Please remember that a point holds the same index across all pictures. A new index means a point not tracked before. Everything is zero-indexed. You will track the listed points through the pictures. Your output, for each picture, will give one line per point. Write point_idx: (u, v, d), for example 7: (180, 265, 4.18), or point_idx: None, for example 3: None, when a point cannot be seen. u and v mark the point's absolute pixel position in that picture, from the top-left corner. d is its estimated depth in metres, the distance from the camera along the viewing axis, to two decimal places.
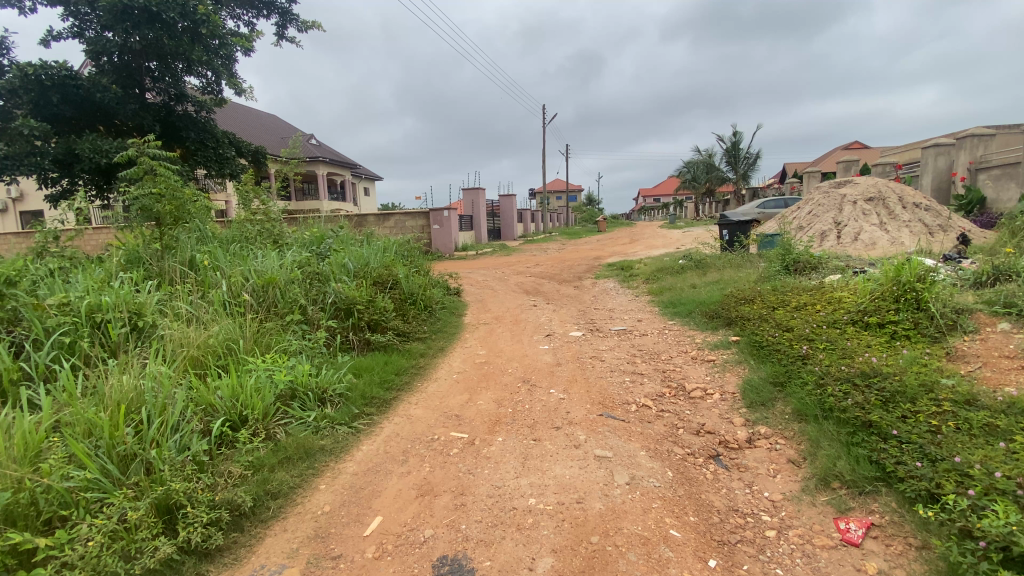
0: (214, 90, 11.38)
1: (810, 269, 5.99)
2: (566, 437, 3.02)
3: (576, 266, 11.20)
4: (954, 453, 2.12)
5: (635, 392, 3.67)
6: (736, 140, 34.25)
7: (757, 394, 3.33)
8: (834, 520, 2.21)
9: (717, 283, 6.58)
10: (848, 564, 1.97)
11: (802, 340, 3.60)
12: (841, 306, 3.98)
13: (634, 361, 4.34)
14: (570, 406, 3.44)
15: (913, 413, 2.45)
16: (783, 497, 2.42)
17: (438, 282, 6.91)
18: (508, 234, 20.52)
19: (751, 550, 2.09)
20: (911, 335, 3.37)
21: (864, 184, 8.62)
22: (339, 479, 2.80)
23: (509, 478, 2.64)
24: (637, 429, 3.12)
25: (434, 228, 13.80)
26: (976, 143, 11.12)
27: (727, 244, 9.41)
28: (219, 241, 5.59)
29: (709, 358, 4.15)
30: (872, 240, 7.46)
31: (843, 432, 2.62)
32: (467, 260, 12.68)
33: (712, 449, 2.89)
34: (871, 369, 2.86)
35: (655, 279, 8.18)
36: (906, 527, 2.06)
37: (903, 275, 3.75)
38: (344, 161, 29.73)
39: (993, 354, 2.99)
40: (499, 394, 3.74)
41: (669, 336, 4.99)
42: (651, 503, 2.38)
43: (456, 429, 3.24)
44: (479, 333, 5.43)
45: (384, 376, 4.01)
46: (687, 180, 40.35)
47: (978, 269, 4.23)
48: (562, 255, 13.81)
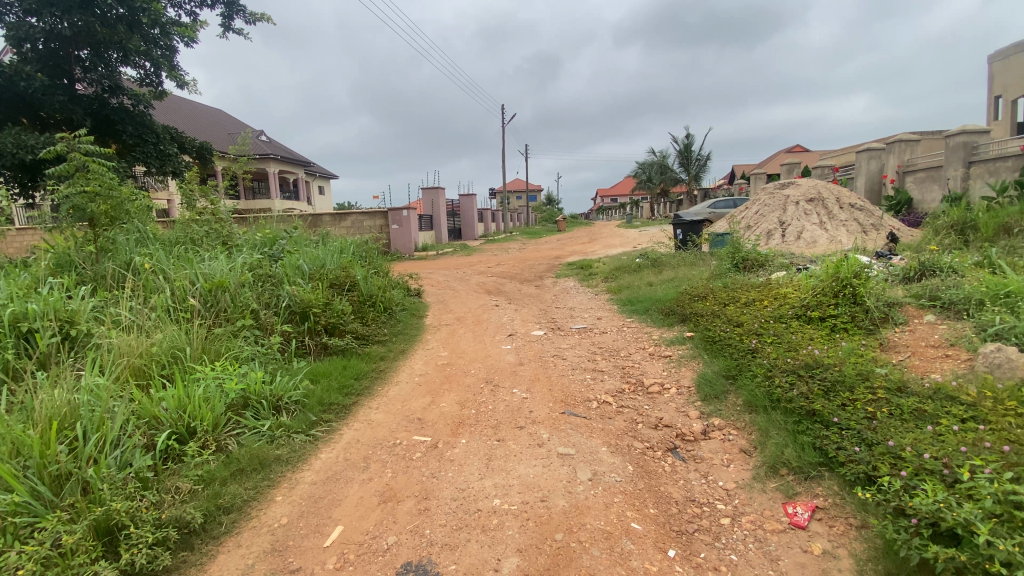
0: (153, 83, 10.76)
1: (757, 267, 6.28)
2: (530, 436, 3.04)
3: (536, 265, 11.30)
4: (888, 437, 2.27)
5: (596, 389, 3.75)
6: (688, 142, 35.49)
7: (711, 388, 3.48)
8: (783, 505, 2.34)
9: (672, 280, 6.80)
10: (797, 546, 2.10)
11: (751, 334, 3.77)
12: (786, 301, 4.18)
13: (595, 359, 4.41)
14: (533, 405, 3.47)
15: (852, 401, 2.61)
16: (736, 485, 2.54)
17: (399, 283, 6.78)
18: (468, 234, 20.40)
19: (707, 538, 2.18)
20: (849, 328, 3.59)
21: (805, 185, 9.12)
22: (296, 490, 2.72)
23: (474, 479, 2.63)
24: (598, 425, 3.18)
25: (393, 228, 13.57)
26: (903, 148, 11.96)
27: (680, 244, 9.67)
28: (161, 243, 5.28)
29: (665, 354, 4.29)
30: (813, 239, 7.92)
31: (790, 421, 2.77)
32: (426, 261, 12.50)
33: (670, 442, 2.98)
34: (814, 361, 3.02)
35: (615, 277, 8.36)
36: (847, 509, 2.20)
37: (842, 272, 4.01)
38: (297, 159, 28.71)
39: (920, 344, 3.23)
40: (461, 396, 3.71)
41: (627, 333, 5.13)
42: (613, 498, 2.43)
43: (418, 433, 3.21)
44: (441, 335, 5.36)
45: (343, 381, 3.91)
46: (642, 182, 41.42)
47: (908, 265, 4.54)
48: (523, 254, 13.93)
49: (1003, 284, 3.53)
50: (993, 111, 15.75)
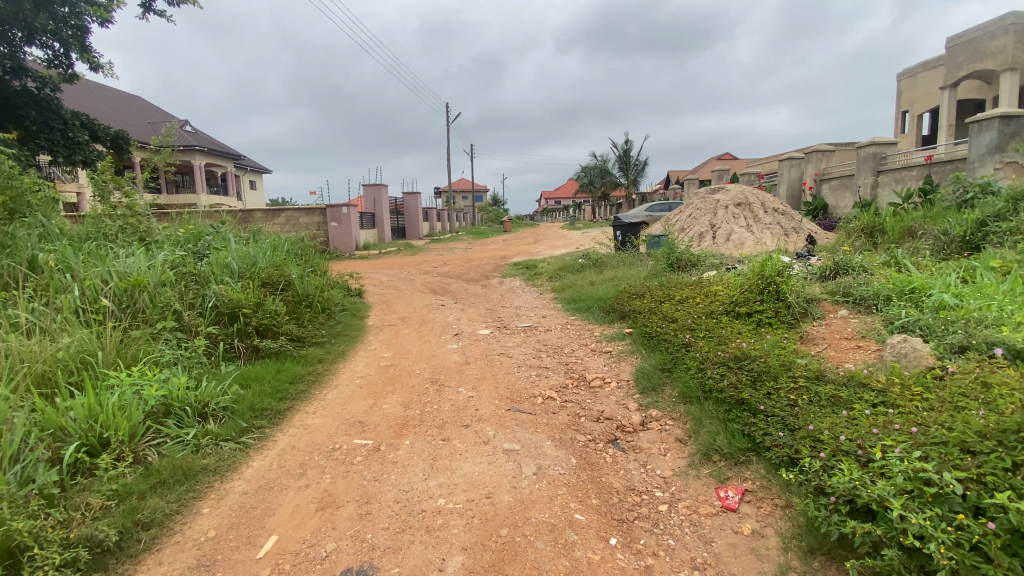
0: (63, 65, 9.73)
1: (690, 266, 6.59)
2: (476, 434, 3.02)
3: (482, 265, 11.28)
4: (808, 422, 2.43)
5: (541, 385, 3.79)
6: (628, 148, 36.77)
7: (648, 380, 3.63)
8: (716, 490, 2.48)
9: (612, 280, 7.01)
10: (728, 528, 2.24)
11: (685, 329, 3.96)
12: (717, 298, 4.43)
13: (540, 356, 4.46)
14: (479, 403, 3.45)
15: (776, 389, 2.78)
16: (673, 473, 2.68)
17: (338, 283, 6.54)
18: (412, 233, 20.05)
19: (646, 525, 2.28)
20: (773, 323, 3.84)
21: (734, 191, 9.68)
22: (225, 501, 2.54)
23: (418, 480, 2.58)
24: (543, 420, 3.22)
25: (333, 226, 13.07)
26: (820, 158, 13.00)
27: (620, 244, 9.99)
28: (68, 239, 4.78)
29: (606, 350, 4.42)
30: (740, 241, 8.44)
31: (721, 410, 2.92)
32: (368, 260, 12.15)
33: (610, 434, 3.09)
34: (743, 353, 3.20)
35: (559, 276, 8.51)
36: (772, 490, 2.35)
37: (767, 271, 4.29)
38: (227, 152, 27.03)
39: (836, 337, 3.52)
40: (405, 397, 3.64)
41: (571, 331, 5.23)
42: (557, 490, 2.47)
43: (360, 436, 3.11)
44: (384, 335, 5.23)
45: (277, 385, 3.71)
46: (585, 185, 42.45)
47: (824, 265, 4.92)
48: (468, 254, 13.89)
49: (906, 282, 3.90)
50: (899, 125, 17.39)
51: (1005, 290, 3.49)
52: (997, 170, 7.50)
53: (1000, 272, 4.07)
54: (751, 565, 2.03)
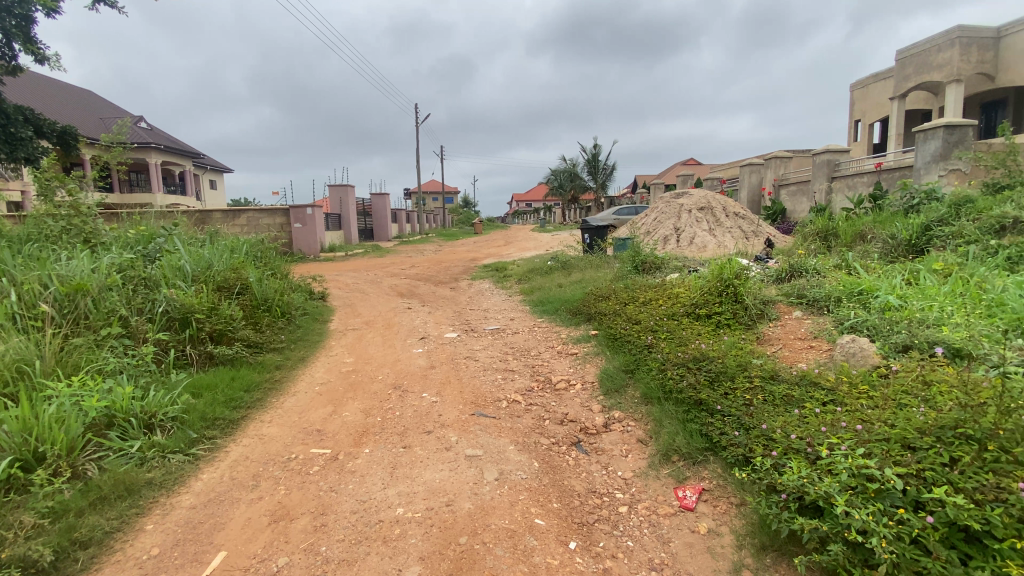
0: (7, 57, 9.17)
1: (655, 269, 6.71)
2: (438, 440, 2.98)
3: (451, 267, 11.20)
4: (762, 421, 2.50)
5: (506, 388, 3.78)
6: (597, 152, 37.28)
7: (612, 382, 3.66)
8: (675, 490, 2.52)
9: (579, 282, 7.07)
10: (685, 527, 2.27)
11: (647, 331, 4.02)
12: (678, 300, 4.52)
13: (507, 359, 4.45)
14: (442, 409, 3.40)
15: (733, 389, 2.85)
16: (634, 474, 2.70)
17: (300, 286, 6.36)
18: (380, 235, 19.75)
19: (606, 528, 2.29)
20: (731, 324, 3.94)
21: (697, 195, 9.92)
22: (171, 516, 2.42)
23: (376, 489, 2.52)
24: (507, 424, 3.20)
25: (296, 227, 12.75)
26: (778, 164, 13.48)
27: (588, 247, 10.09)
28: (5, 241, 4.49)
29: (572, 352, 4.45)
30: (703, 244, 8.65)
31: (680, 410, 2.97)
32: (333, 263, 11.87)
33: (574, 437, 3.10)
34: (701, 354, 3.26)
35: (527, 279, 8.53)
36: (728, 489, 2.40)
37: (725, 274, 4.40)
38: (186, 150, 26.00)
39: (790, 337, 3.63)
40: (367, 404, 3.55)
41: (537, 333, 5.24)
42: (518, 496, 2.45)
43: (317, 445, 3.02)
44: (347, 340, 5.11)
45: (231, 394, 3.57)
46: (555, 188, 42.76)
47: (780, 267, 5.09)
48: (437, 256, 13.79)
49: (855, 285, 4.07)
50: (852, 133, 18.22)
51: (945, 291, 3.68)
52: (942, 176, 7.89)
53: (941, 274, 4.30)
54: (707, 564, 2.06)
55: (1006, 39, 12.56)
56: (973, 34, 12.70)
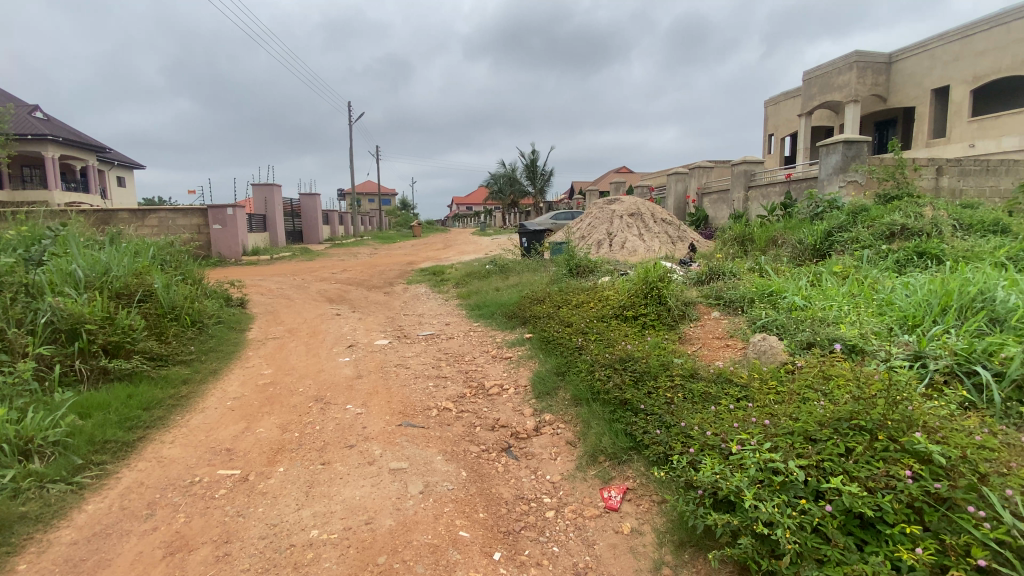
0: None
1: (588, 272, 6.86)
2: (360, 454, 2.83)
3: (386, 271, 10.87)
4: (682, 418, 2.58)
5: (437, 396, 3.68)
6: (535, 157, 37.83)
7: (543, 385, 3.67)
8: (601, 491, 2.55)
9: (516, 286, 7.08)
10: (610, 528, 2.30)
11: (578, 333, 4.08)
12: (608, 303, 4.63)
13: (440, 365, 4.35)
14: (367, 421, 3.25)
15: (655, 389, 2.93)
16: (561, 477, 2.71)
17: (215, 293, 5.90)
18: (311, 238, 18.85)
19: (532, 534, 2.27)
20: (656, 325, 4.08)
21: (628, 202, 10.30)
22: (46, 555, 2.12)
23: (289, 511, 2.35)
24: (435, 433, 3.11)
25: (215, 228, 11.84)
26: (701, 173, 14.30)
27: (525, 251, 10.15)
28: None
29: (506, 356, 4.43)
30: (633, 248, 8.98)
31: (607, 411, 3.02)
32: (256, 267, 11.15)
33: (504, 442, 3.06)
34: (627, 355, 3.35)
35: (465, 283, 8.44)
36: (651, 487, 2.46)
37: (651, 276, 4.56)
38: (88, 143, 23.57)
39: (710, 336, 3.82)
40: (284, 418, 3.33)
41: (472, 338, 5.17)
42: (443, 508, 2.38)
43: (225, 466, 2.78)
44: (266, 350, 4.78)
45: (126, 414, 3.21)
46: (494, 192, 42.87)
47: (701, 270, 5.36)
48: (373, 259, 13.36)
49: (766, 286, 4.37)
50: (766, 146, 19.70)
51: (842, 292, 4.02)
52: (841, 187, 8.63)
53: (840, 276, 4.70)
54: (629, 564, 2.09)
55: (894, 66, 14.09)
56: (867, 59, 14.15)
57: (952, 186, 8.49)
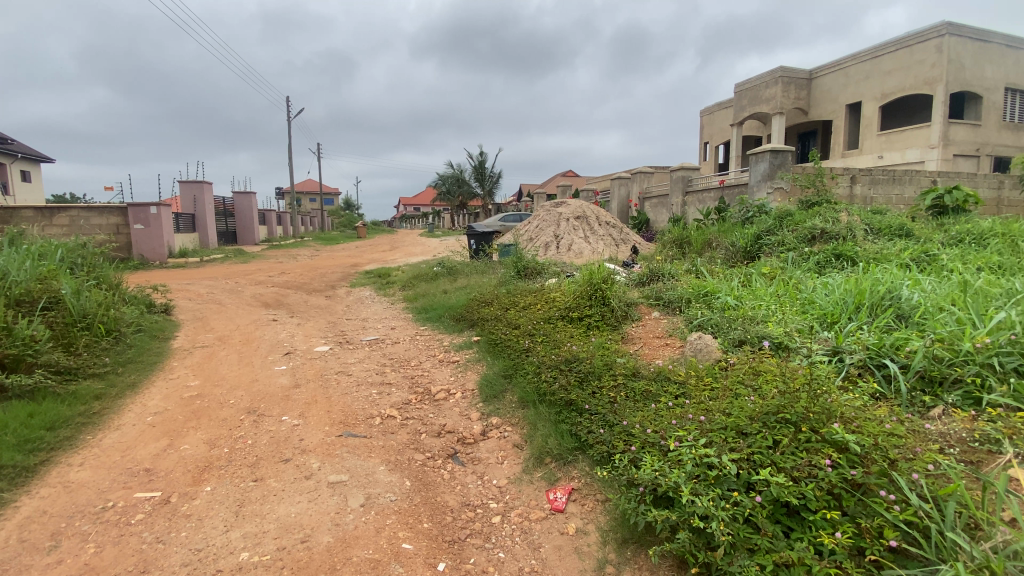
0: None
1: (536, 273, 6.91)
2: (297, 469, 2.69)
3: (328, 274, 10.47)
4: (624, 417, 2.64)
5: (380, 403, 3.57)
6: (483, 159, 37.81)
7: (490, 388, 3.64)
8: (546, 493, 2.56)
9: (464, 288, 7.03)
10: (555, 530, 2.31)
11: (525, 335, 4.09)
12: (554, 304, 4.68)
13: (384, 371, 4.22)
14: (305, 432, 3.10)
15: (599, 388, 2.98)
16: (508, 481, 2.70)
17: (136, 298, 5.44)
18: (246, 238, 17.86)
19: (478, 542, 2.25)
20: (600, 326, 4.17)
21: (574, 205, 10.50)
22: None
23: (215, 534, 2.19)
24: (378, 443, 3.02)
25: (137, 228, 10.97)
26: (643, 178, 14.83)
27: (473, 253, 10.10)
28: None
29: (453, 359, 4.37)
30: (579, 250, 9.17)
31: (553, 412, 3.04)
32: (184, 270, 10.41)
33: (450, 449, 3.01)
34: (572, 356, 3.39)
35: (411, 285, 8.27)
36: (595, 486, 2.49)
37: (596, 278, 4.66)
38: None
39: (650, 336, 3.95)
40: (212, 433, 3.11)
41: (419, 342, 5.07)
42: (385, 521, 2.30)
43: (144, 489, 2.55)
44: (194, 360, 4.46)
45: (25, 435, 2.88)
46: (442, 193, 42.43)
47: (642, 272, 5.54)
48: (314, 262, 12.83)
49: (701, 287, 4.57)
50: (702, 153, 20.74)
51: (769, 292, 4.27)
52: (769, 193, 9.22)
53: (768, 277, 5.00)
54: (573, 565, 2.11)
55: (814, 82, 15.23)
56: (790, 75, 15.21)
57: (864, 194, 9.27)
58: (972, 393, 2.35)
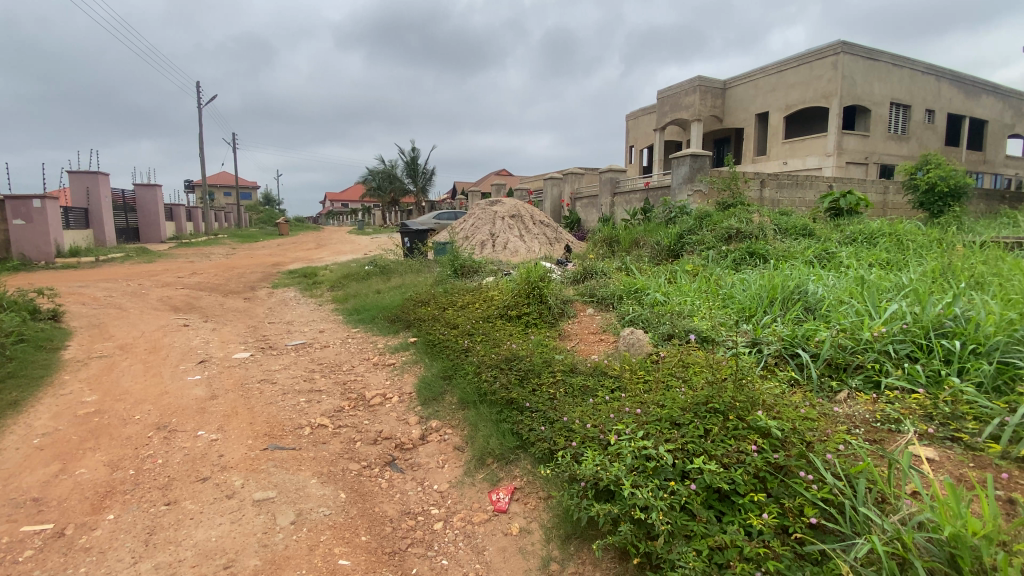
0: None
1: (472, 272, 6.85)
2: (217, 488, 2.47)
3: (248, 274, 9.75)
4: (563, 413, 2.66)
5: (310, 412, 3.36)
6: (415, 155, 37.05)
7: (429, 390, 3.55)
8: (489, 494, 2.53)
9: (398, 287, 6.83)
10: (499, 531, 2.29)
11: (463, 335, 4.02)
12: (492, 303, 4.65)
13: (313, 378, 3.99)
14: (225, 447, 2.85)
15: (539, 385, 2.99)
16: (449, 485, 2.64)
17: (15, 304, 4.75)
18: (152, 236, 16.26)
19: (420, 550, 2.18)
20: (539, 323, 4.20)
21: (509, 204, 10.53)
22: None
23: (121, 568, 1.95)
24: (309, 454, 2.84)
25: (16, 224, 9.64)
26: (574, 178, 15.20)
27: (407, 251, 9.85)
28: None
29: (389, 362, 4.22)
30: (515, 249, 9.24)
31: (494, 412, 3.01)
32: (76, 271, 9.26)
33: (387, 456, 2.90)
34: (512, 354, 3.38)
35: (340, 286, 7.90)
36: (537, 484, 2.49)
37: (533, 275, 4.69)
38: None
39: (586, 332, 4.04)
40: (114, 454, 2.77)
41: (351, 345, 4.85)
42: (319, 537, 2.17)
43: (31, 522, 2.22)
44: (91, 372, 3.97)
45: None
46: (371, 189, 41.05)
47: (577, 269, 5.66)
48: (231, 261, 11.92)
49: (632, 284, 4.74)
50: (629, 155, 21.62)
51: (693, 288, 4.51)
52: (690, 196, 9.79)
53: (691, 274, 5.29)
54: (518, 565, 2.09)
55: (728, 91, 16.35)
56: (708, 84, 16.23)
57: (772, 197, 10.09)
58: (871, 377, 2.62)
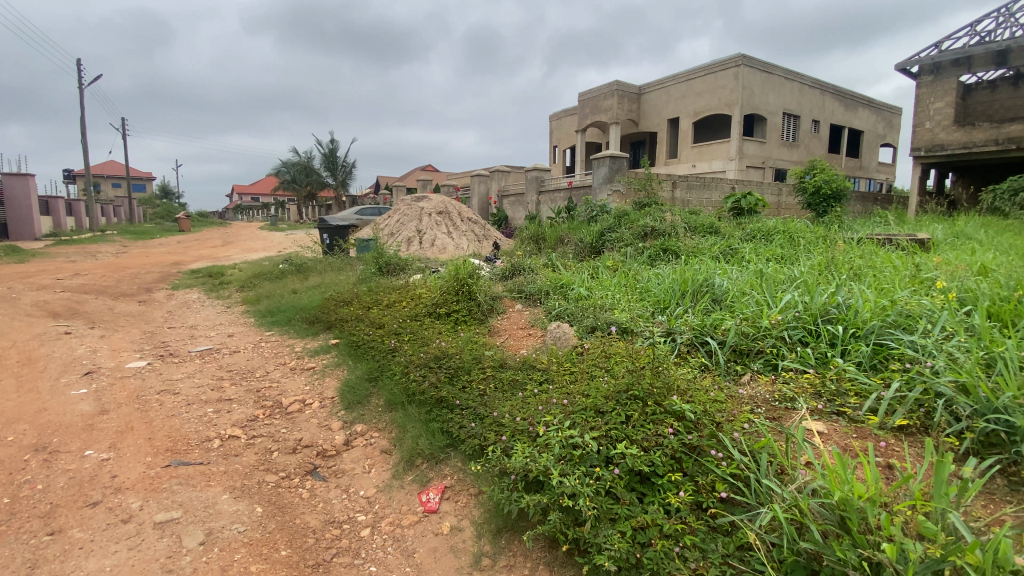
0: None
1: (399, 269, 6.67)
2: (109, 513, 2.20)
3: (143, 274, 8.77)
4: (493, 409, 2.66)
5: (219, 423, 3.10)
6: (334, 148, 35.39)
7: (353, 393, 3.41)
8: (418, 495, 2.48)
9: (317, 287, 6.47)
10: (429, 531, 2.25)
11: (389, 335, 3.90)
12: (420, 301, 4.56)
13: (222, 386, 3.68)
14: (118, 467, 2.55)
15: (468, 382, 2.98)
16: (376, 490, 2.55)
17: None
18: (22, 231, 14.16)
19: (346, 560, 2.09)
20: (467, 320, 4.17)
21: (436, 200, 10.36)
22: None
23: None
24: (219, 468, 2.61)
25: None
26: (500, 176, 15.27)
27: (327, 248, 9.38)
28: None
29: (309, 366, 4.00)
30: (443, 245, 9.14)
31: (422, 412, 2.96)
32: None
33: (308, 464, 2.75)
34: (441, 353, 3.33)
35: (253, 285, 7.36)
36: (467, 481, 2.48)
37: (461, 272, 4.65)
38: None
39: (515, 328, 4.08)
40: None
41: (265, 349, 4.53)
42: (233, 556, 2.01)
43: None
44: None
45: None
46: (286, 182, 38.64)
47: (505, 266, 5.70)
48: (121, 260, 10.68)
49: (558, 279, 4.86)
50: (552, 155, 22.12)
51: (614, 283, 4.70)
52: (610, 195, 10.22)
53: (612, 269, 5.51)
54: (449, 564, 2.07)
55: (644, 96, 17.23)
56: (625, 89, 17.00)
57: (683, 197, 10.79)
58: (770, 360, 2.89)
